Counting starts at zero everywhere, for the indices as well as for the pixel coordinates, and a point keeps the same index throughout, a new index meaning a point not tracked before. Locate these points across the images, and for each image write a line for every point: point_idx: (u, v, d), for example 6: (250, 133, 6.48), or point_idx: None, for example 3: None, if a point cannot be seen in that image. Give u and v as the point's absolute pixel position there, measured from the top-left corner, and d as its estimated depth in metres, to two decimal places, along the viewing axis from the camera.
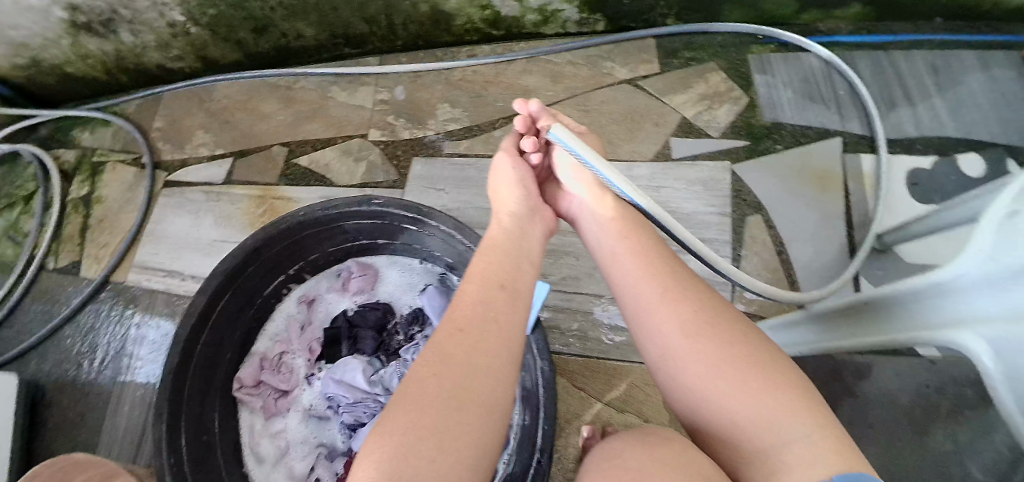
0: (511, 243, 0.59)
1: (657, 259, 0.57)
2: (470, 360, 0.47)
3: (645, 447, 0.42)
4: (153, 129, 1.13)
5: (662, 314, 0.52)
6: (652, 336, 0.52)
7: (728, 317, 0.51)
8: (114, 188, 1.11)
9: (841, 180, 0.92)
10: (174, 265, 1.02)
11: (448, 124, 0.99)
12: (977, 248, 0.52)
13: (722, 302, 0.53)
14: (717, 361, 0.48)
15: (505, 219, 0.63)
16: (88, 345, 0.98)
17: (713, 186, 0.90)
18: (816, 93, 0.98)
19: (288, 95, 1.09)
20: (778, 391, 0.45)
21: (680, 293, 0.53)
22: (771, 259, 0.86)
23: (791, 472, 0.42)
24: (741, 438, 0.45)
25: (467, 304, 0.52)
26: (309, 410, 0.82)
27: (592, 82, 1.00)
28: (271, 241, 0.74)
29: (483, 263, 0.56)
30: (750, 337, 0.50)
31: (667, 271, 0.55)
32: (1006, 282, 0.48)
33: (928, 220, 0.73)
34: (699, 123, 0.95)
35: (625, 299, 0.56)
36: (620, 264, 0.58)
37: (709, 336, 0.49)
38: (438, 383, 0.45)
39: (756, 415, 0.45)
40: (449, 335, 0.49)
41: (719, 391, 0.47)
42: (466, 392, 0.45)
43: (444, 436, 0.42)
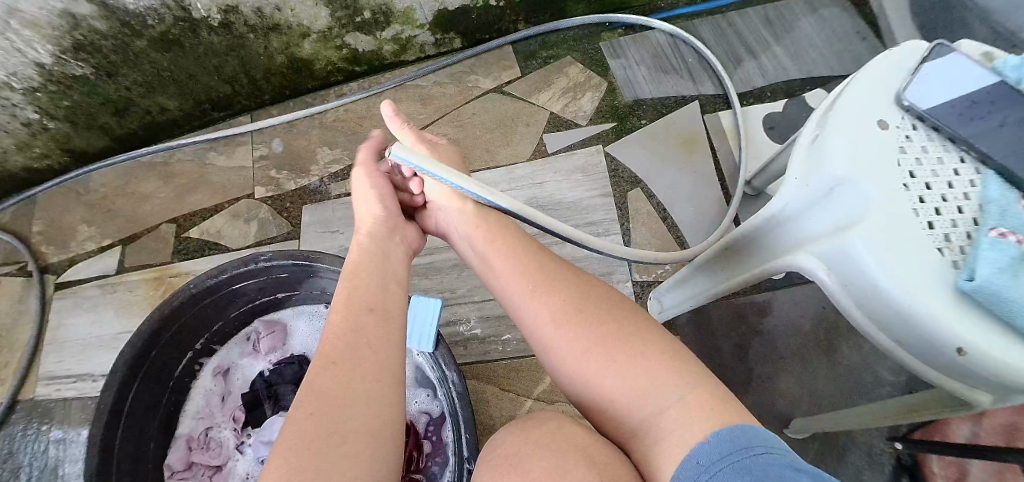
0: (374, 265, 0.58)
1: (522, 256, 0.58)
2: (348, 390, 0.45)
3: (524, 430, 0.44)
4: (32, 234, 1.08)
5: (536, 309, 0.53)
6: (533, 334, 0.53)
7: (598, 298, 0.53)
8: (2, 304, 1.05)
9: (706, 140, 0.99)
10: (84, 368, 0.98)
11: (331, 166, 1.02)
12: (794, 176, 0.57)
13: (590, 283, 0.55)
14: (591, 344, 0.50)
15: (363, 240, 0.62)
16: (8, 472, 0.93)
17: (592, 171, 0.96)
18: (668, 65, 1.06)
19: (166, 171, 1.08)
20: (650, 359, 0.48)
21: (549, 284, 0.54)
22: (658, 226, 0.92)
23: (670, 435, 0.44)
24: (625, 413, 0.47)
25: (335, 333, 0.49)
26: (247, 479, 0.81)
27: (460, 98, 1.04)
28: (169, 321, 0.73)
29: (348, 290, 0.54)
30: (620, 313, 0.52)
31: (535, 266, 0.57)
32: (823, 201, 0.53)
33: (781, 158, 0.81)
34: (567, 116, 1.01)
35: (505, 301, 0.57)
36: (493, 269, 0.59)
37: (580, 321, 0.51)
38: (316, 421, 0.43)
39: (633, 389, 0.47)
40: (319, 371, 0.46)
41: (598, 373, 0.48)
42: (343, 424, 0.43)
43: (328, 472, 0.40)
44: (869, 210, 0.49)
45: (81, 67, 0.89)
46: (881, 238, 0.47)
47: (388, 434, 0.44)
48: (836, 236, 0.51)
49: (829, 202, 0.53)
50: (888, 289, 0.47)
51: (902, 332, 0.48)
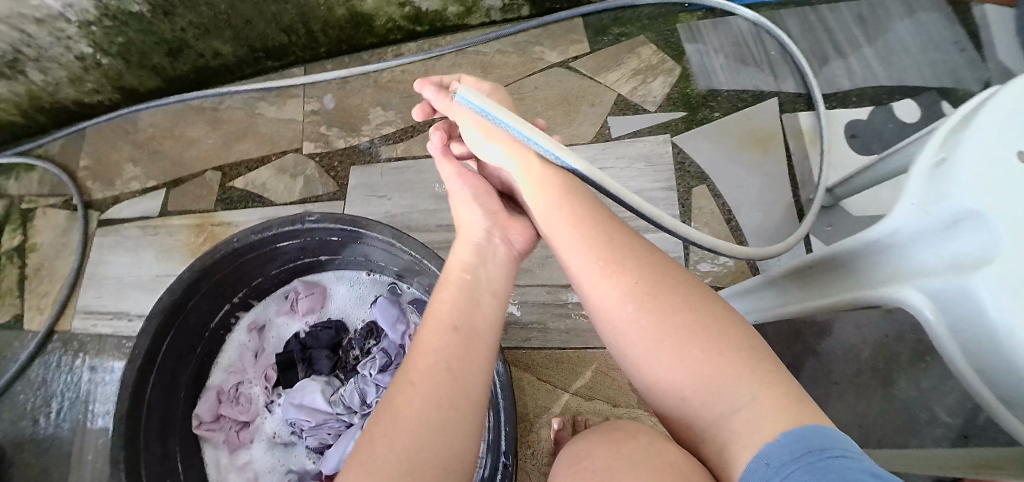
0: (477, 255, 0.58)
1: (591, 225, 0.52)
2: (451, 387, 0.46)
3: (613, 443, 0.40)
4: (81, 168, 1.08)
5: (603, 289, 0.49)
6: (600, 315, 0.49)
7: (673, 283, 0.48)
8: (47, 234, 1.06)
9: (782, 141, 0.92)
10: (120, 307, 0.98)
11: (382, 128, 0.99)
12: (911, 199, 0.46)
13: (667, 265, 0.49)
14: (663, 333, 0.45)
15: (463, 245, 0.60)
16: (42, 399, 0.95)
17: (656, 161, 0.90)
18: (748, 56, 0.99)
19: (214, 117, 1.06)
20: (724, 355, 0.42)
21: (621, 262, 0.49)
22: (721, 227, 0.87)
23: (740, 438, 0.39)
24: (693, 411, 0.43)
25: (442, 324, 0.51)
26: (274, 438, 0.81)
27: (523, 69, 0.99)
28: (209, 272, 0.71)
29: (442, 304, 0.53)
30: (696, 302, 0.46)
31: (604, 240, 0.51)
32: (943, 233, 0.44)
33: (871, 171, 0.75)
34: (635, 99, 0.95)
35: (570, 276, 0.53)
36: (559, 240, 0.54)
37: (654, 307, 0.46)
38: (419, 413, 0.45)
39: (702, 386, 0.42)
40: (402, 392, 0.46)
41: (668, 364, 0.44)
42: (418, 457, 0.42)
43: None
44: (998, 251, 0.39)
45: (138, 4, 0.87)
46: (1012, 284, 0.38)
47: (460, 469, 0.44)
48: (951, 272, 0.42)
49: (950, 233, 0.43)
50: (1007, 344, 0.38)
51: (1013, 392, 0.39)
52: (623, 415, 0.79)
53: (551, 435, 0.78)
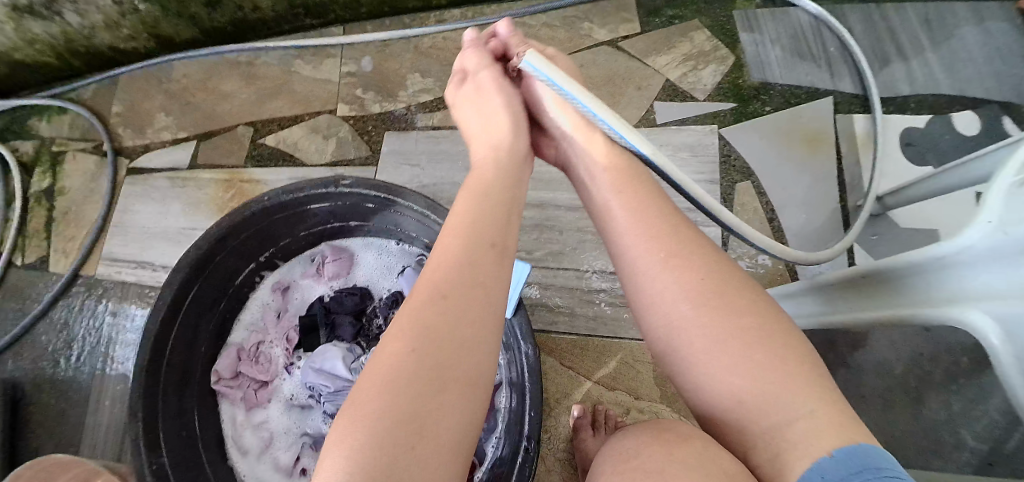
0: (503, 190, 0.52)
1: (653, 212, 0.50)
2: (450, 333, 0.41)
3: (666, 445, 0.40)
4: (113, 115, 1.07)
5: (663, 280, 0.46)
6: (652, 306, 0.47)
7: (737, 283, 0.46)
8: (77, 179, 1.06)
9: (834, 142, 0.88)
10: (144, 256, 0.98)
11: (419, 95, 0.97)
12: (987, 218, 0.49)
13: (729, 264, 0.48)
14: (725, 335, 0.43)
15: (493, 152, 0.55)
16: (63, 341, 0.95)
17: (700, 151, 0.88)
18: (804, 50, 0.94)
19: (249, 72, 1.04)
20: (787, 364, 0.41)
21: (685, 256, 0.47)
22: (762, 227, 0.84)
23: (795, 448, 0.38)
24: (747, 419, 0.41)
25: (445, 265, 0.45)
26: (291, 400, 0.81)
27: (570, 45, 0.96)
28: (238, 229, 0.70)
29: (470, 212, 0.49)
30: (760, 305, 0.45)
31: (669, 232, 0.49)
32: (1015, 256, 0.46)
33: (929, 182, 0.71)
34: (684, 86, 0.92)
35: (619, 263, 0.50)
36: (615, 226, 0.51)
37: (718, 307, 0.44)
38: (415, 360, 0.40)
39: (761, 393, 0.41)
40: (427, 303, 0.43)
41: (728, 368, 0.42)
42: (445, 370, 0.40)
43: (426, 421, 0.38)
44: None
45: None
46: None
47: (484, 385, 0.41)
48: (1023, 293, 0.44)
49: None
50: None
51: None
52: (644, 409, 0.77)
53: (569, 423, 0.77)
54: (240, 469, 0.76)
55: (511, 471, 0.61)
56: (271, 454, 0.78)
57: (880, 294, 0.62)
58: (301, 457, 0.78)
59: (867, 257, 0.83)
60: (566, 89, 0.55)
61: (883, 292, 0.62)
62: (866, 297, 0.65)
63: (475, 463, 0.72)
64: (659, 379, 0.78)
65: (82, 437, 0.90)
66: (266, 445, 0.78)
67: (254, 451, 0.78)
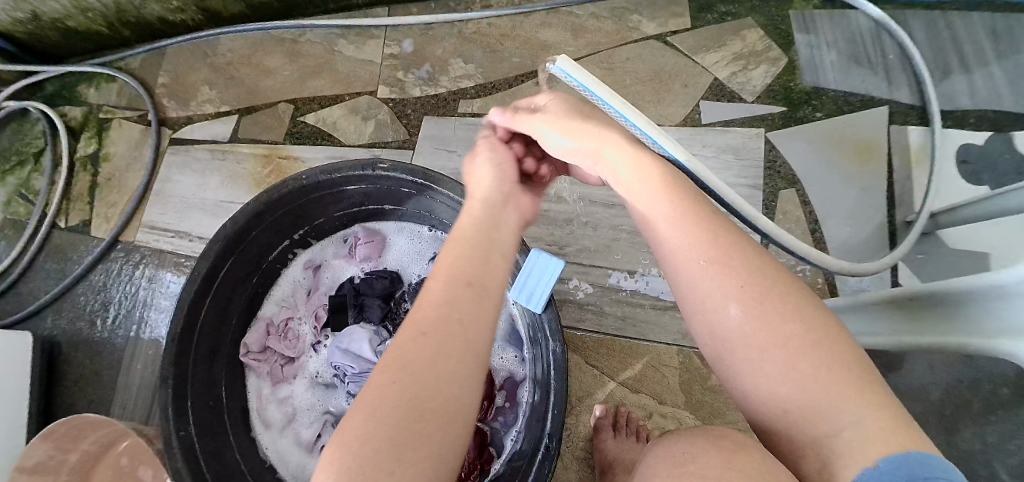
0: (481, 234, 0.51)
1: (694, 209, 0.47)
2: (432, 370, 0.41)
3: (724, 452, 0.39)
4: (158, 86, 1.10)
5: (707, 287, 0.44)
6: (696, 314, 0.45)
7: (783, 288, 0.43)
8: (121, 145, 1.08)
9: (885, 154, 0.84)
10: (182, 225, 1.00)
11: (460, 81, 0.96)
12: None
13: (775, 266, 0.45)
14: (769, 343, 0.41)
15: (475, 205, 0.54)
16: (101, 303, 0.98)
17: (746, 155, 0.85)
18: (862, 55, 0.90)
19: (293, 50, 1.05)
20: (833, 373, 0.39)
21: (727, 260, 0.44)
22: (804, 237, 0.82)
23: (844, 460, 0.37)
24: (795, 426, 0.40)
25: (429, 304, 0.45)
26: (315, 377, 0.83)
27: (617, 38, 0.95)
28: (274, 206, 0.70)
29: (455, 253, 0.48)
30: (807, 311, 0.42)
31: (710, 236, 0.45)
32: None
33: (981, 205, 0.67)
34: (732, 86, 0.90)
35: (664, 268, 0.48)
36: (655, 230, 0.48)
37: (765, 314, 0.42)
38: (395, 398, 0.39)
39: (807, 401, 0.39)
40: (411, 343, 0.42)
41: (774, 377, 0.41)
42: (420, 408, 0.39)
43: (403, 456, 0.37)
44: None
45: None
46: None
47: (463, 425, 0.40)
48: None
49: None
50: None
51: None
52: (668, 415, 0.75)
53: (591, 422, 0.76)
54: (262, 441, 0.78)
55: (529, 466, 0.60)
56: (293, 429, 0.79)
57: (925, 319, 0.61)
58: (322, 435, 0.79)
59: (912, 277, 0.80)
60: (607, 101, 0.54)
61: (928, 317, 0.60)
62: (911, 320, 0.63)
63: (491, 454, 0.72)
64: (685, 385, 0.76)
65: (114, 396, 0.93)
66: (289, 420, 0.80)
67: (277, 424, 0.79)
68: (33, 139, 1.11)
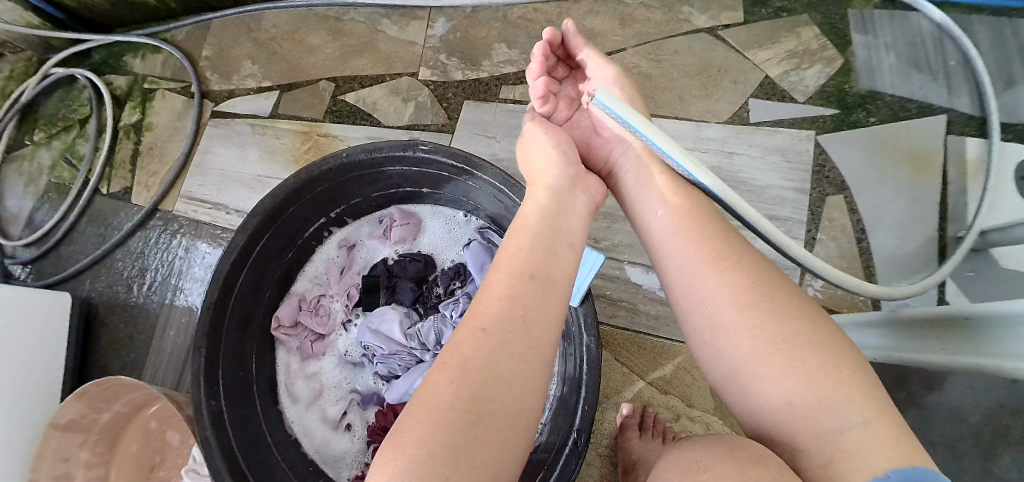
0: (545, 223, 0.51)
1: (699, 222, 0.50)
2: (492, 370, 0.42)
3: (741, 465, 0.37)
4: (201, 58, 1.11)
5: (711, 281, 0.46)
6: (699, 308, 0.46)
7: (786, 291, 0.45)
8: (164, 116, 1.10)
9: (940, 164, 0.80)
10: (219, 198, 1.01)
11: (503, 66, 0.95)
12: None
13: (771, 269, 0.47)
14: (774, 338, 0.42)
15: (540, 191, 0.55)
16: (138, 269, 1.01)
17: (793, 158, 0.83)
18: (922, 60, 0.85)
19: (336, 28, 1.05)
20: (840, 371, 0.40)
21: (733, 260, 0.46)
22: (850, 246, 0.79)
23: (851, 459, 0.38)
24: (796, 422, 0.40)
25: (492, 300, 0.46)
26: (344, 356, 0.84)
27: (666, 29, 0.93)
28: (313, 183, 0.70)
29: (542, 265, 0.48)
30: (807, 312, 0.44)
31: (718, 235, 0.49)
32: None
33: None
34: (784, 85, 0.87)
35: (665, 264, 0.50)
36: (665, 247, 0.50)
37: (766, 313, 0.43)
38: (456, 389, 0.41)
39: (810, 395, 0.40)
40: (470, 337, 0.44)
41: (779, 371, 0.41)
42: (484, 404, 0.41)
43: (463, 453, 0.39)
44: None
45: None
46: None
47: (523, 428, 0.42)
48: None
49: None
50: None
51: None
52: (695, 419, 0.74)
53: (617, 420, 0.75)
54: (289, 415, 0.79)
55: (556, 459, 0.59)
56: (319, 406, 0.80)
57: (964, 342, 0.60)
58: (348, 413, 0.80)
59: (959, 295, 0.75)
60: (634, 125, 0.51)
61: (970, 341, 0.59)
62: (950, 342, 0.62)
63: None
64: (716, 390, 0.74)
65: (147, 361, 0.95)
66: (315, 396, 0.81)
67: (304, 400, 0.81)
68: (79, 105, 1.13)
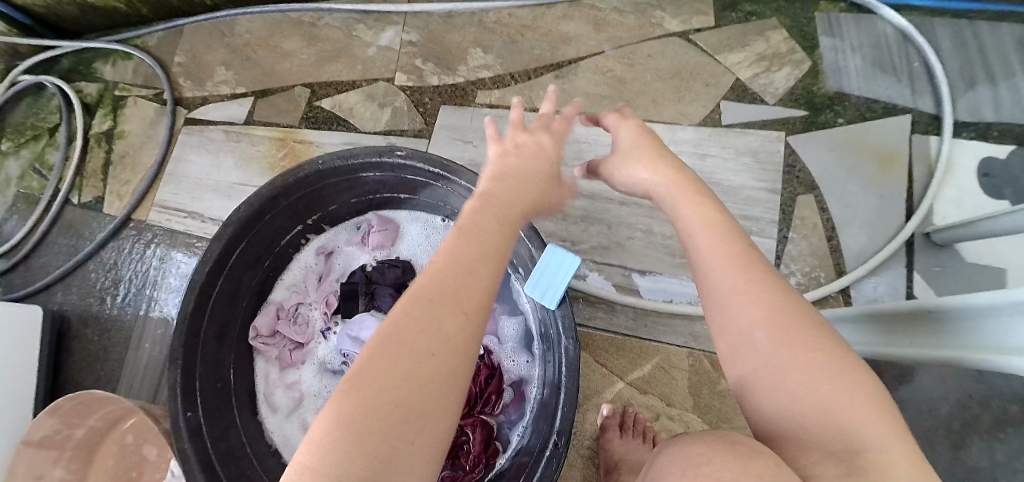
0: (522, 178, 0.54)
1: (737, 259, 0.46)
2: (439, 317, 0.42)
3: (740, 458, 0.35)
4: (175, 65, 1.09)
5: (745, 316, 0.43)
6: (734, 342, 0.43)
7: (818, 331, 0.41)
8: (136, 123, 1.08)
9: (906, 163, 0.83)
10: (194, 207, 1.00)
11: (479, 72, 0.95)
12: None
13: (808, 312, 0.43)
14: (798, 373, 0.39)
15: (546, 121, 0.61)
16: (111, 281, 0.99)
17: (765, 158, 0.84)
18: (887, 62, 0.88)
19: (311, 33, 1.04)
20: (861, 406, 0.37)
21: (768, 302, 0.43)
22: (821, 244, 0.81)
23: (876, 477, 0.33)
24: (818, 446, 0.36)
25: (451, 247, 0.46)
26: (324, 364, 0.82)
27: (639, 33, 0.94)
28: (289, 190, 0.69)
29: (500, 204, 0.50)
30: (835, 348, 0.40)
31: (753, 272, 0.45)
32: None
33: (1000, 219, 0.65)
34: (754, 87, 0.89)
35: (706, 297, 0.46)
36: (704, 281, 0.46)
37: (795, 355, 0.40)
38: (404, 338, 0.41)
39: (827, 420, 0.37)
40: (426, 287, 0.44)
41: (794, 406, 0.38)
42: (429, 354, 0.40)
43: (405, 404, 0.38)
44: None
45: None
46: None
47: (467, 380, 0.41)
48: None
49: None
50: None
51: None
52: (675, 417, 0.75)
53: (597, 420, 0.76)
54: (269, 426, 0.78)
55: (538, 461, 0.59)
56: (299, 416, 0.80)
57: (936, 335, 0.60)
58: None
59: (927, 290, 0.77)
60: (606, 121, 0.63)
61: (940, 334, 0.60)
62: (923, 335, 0.62)
63: (496, 448, 0.72)
64: (694, 389, 0.75)
65: (122, 374, 0.93)
66: (296, 405, 0.80)
67: (284, 409, 0.80)
68: (48, 114, 1.11)
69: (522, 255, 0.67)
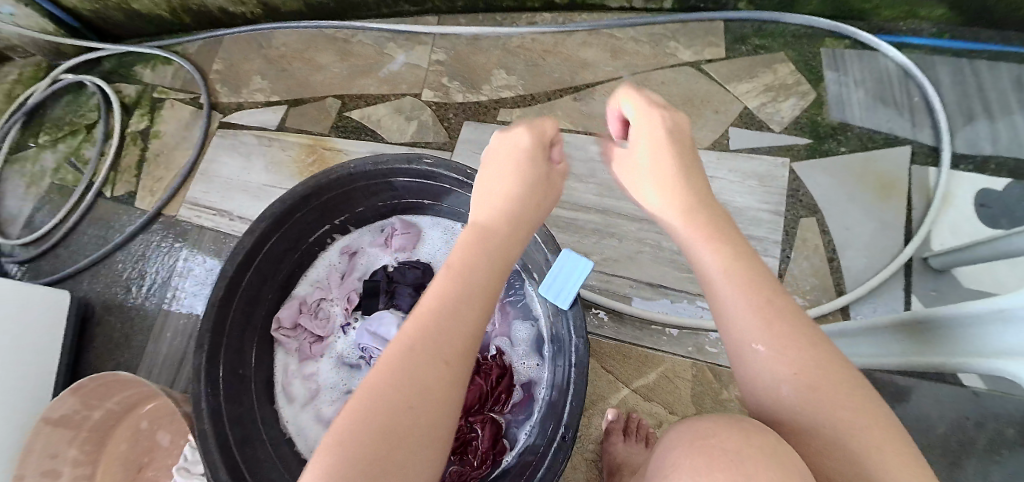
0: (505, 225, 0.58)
1: (743, 285, 0.48)
2: (435, 353, 0.45)
3: (744, 432, 0.38)
4: (212, 71, 1.16)
5: (767, 357, 0.45)
6: (759, 383, 0.45)
7: (843, 374, 0.43)
8: (172, 124, 1.14)
9: (905, 191, 0.87)
10: (223, 205, 1.05)
11: (502, 91, 1.01)
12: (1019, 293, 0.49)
13: (834, 356, 0.44)
14: (826, 419, 0.41)
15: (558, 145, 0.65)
16: (138, 272, 1.03)
17: (769, 182, 0.89)
18: (888, 96, 0.93)
19: (344, 48, 1.11)
20: (887, 452, 0.39)
21: (785, 343, 0.45)
22: (821, 265, 0.84)
23: None
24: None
25: (450, 286, 0.50)
26: (342, 358, 0.86)
27: (654, 61, 1.00)
28: (321, 190, 0.74)
29: (482, 241, 0.54)
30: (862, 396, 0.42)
31: (764, 301, 0.47)
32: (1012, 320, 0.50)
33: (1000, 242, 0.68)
34: (761, 116, 0.94)
35: (723, 326, 0.48)
36: (721, 311, 0.48)
37: (820, 400, 0.42)
38: (408, 375, 0.44)
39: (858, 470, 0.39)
40: (430, 323, 0.47)
41: (825, 445, 0.41)
42: (426, 390, 0.44)
43: (398, 438, 0.41)
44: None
45: None
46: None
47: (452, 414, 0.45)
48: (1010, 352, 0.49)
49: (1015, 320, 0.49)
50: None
51: None
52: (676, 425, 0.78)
53: (601, 425, 0.79)
54: (285, 415, 0.82)
55: (545, 454, 0.62)
56: (315, 406, 0.83)
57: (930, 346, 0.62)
58: None
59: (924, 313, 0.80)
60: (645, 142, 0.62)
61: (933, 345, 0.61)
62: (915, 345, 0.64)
63: (504, 446, 0.75)
64: (696, 398, 0.78)
65: (142, 361, 0.97)
66: (312, 396, 0.84)
67: (300, 400, 0.83)
68: (87, 111, 1.17)
69: (538, 260, 0.71)
